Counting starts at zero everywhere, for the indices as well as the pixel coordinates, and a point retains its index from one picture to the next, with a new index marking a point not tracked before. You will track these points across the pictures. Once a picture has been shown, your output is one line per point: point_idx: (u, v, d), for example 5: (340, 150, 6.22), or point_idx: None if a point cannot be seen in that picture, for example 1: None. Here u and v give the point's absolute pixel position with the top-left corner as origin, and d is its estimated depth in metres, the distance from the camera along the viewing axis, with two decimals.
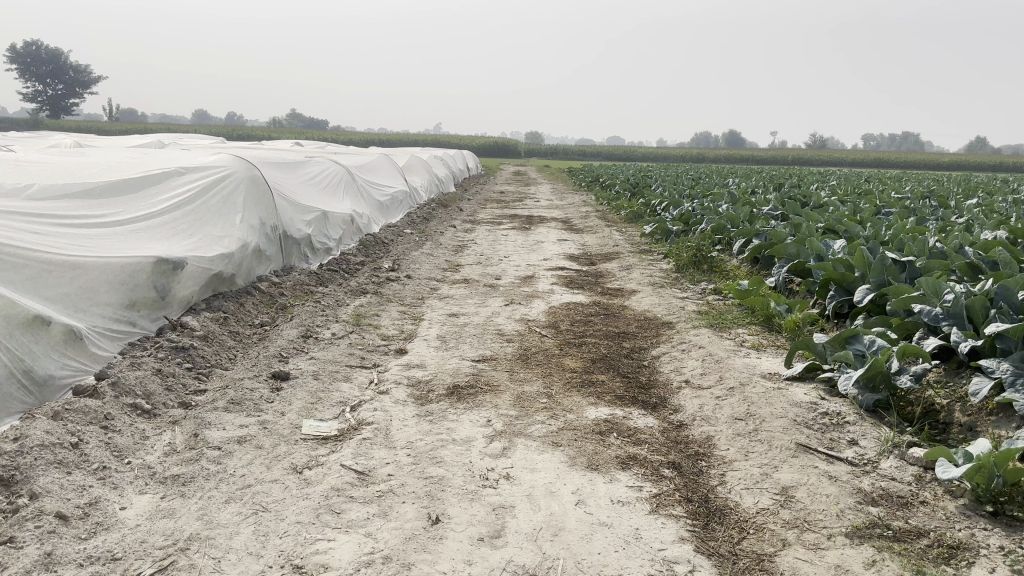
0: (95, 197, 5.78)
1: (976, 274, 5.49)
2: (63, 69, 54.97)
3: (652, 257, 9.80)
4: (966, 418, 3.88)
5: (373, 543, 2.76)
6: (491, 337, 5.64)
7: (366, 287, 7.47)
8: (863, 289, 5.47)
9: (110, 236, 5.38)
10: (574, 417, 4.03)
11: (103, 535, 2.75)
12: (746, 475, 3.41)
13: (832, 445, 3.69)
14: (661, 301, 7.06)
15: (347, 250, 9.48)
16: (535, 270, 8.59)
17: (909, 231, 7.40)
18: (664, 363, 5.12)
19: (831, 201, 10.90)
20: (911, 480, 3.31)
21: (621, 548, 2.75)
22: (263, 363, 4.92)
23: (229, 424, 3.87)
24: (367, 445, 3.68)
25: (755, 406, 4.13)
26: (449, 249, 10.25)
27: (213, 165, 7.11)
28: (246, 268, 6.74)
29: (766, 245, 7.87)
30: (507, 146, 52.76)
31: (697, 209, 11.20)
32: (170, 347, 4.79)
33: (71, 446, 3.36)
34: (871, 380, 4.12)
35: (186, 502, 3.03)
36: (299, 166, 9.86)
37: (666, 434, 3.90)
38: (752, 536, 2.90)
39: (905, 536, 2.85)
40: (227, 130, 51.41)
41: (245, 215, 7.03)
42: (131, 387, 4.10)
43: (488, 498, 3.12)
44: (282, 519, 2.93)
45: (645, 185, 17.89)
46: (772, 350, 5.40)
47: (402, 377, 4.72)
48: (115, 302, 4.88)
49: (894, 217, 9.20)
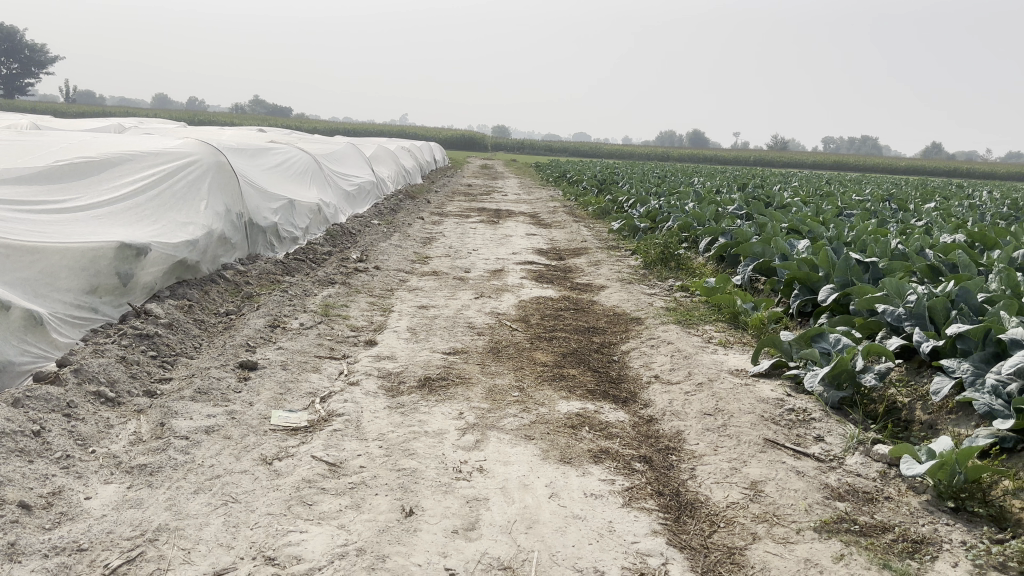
0: (55, 180, 5.62)
1: (937, 276, 5.62)
2: (18, 48, 53.61)
3: (619, 254, 9.86)
4: (928, 416, 3.97)
5: (346, 535, 2.74)
6: (461, 329, 5.63)
7: (334, 278, 7.40)
8: (827, 289, 5.56)
9: (70, 220, 5.24)
10: (547, 410, 4.04)
11: (68, 525, 2.69)
12: (715, 470, 3.45)
13: (798, 441, 3.75)
14: (630, 297, 7.12)
15: (314, 240, 9.38)
16: (503, 264, 8.59)
17: (871, 233, 7.56)
18: (633, 358, 5.16)
19: (794, 202, 11.08)
20: (875, 476, 3.38)
21: (595, 541, 2.77)
22: (230, 352, 4.84)
23: (196, 413, 3.80)
24: (338, 436, 3.65)
25: (724, 402, 4.18)
26: (417, 241, 10.20)
27: (178, 149, 6.97)
28: (210, 255, 6.62)
29: (732, 243, 7.97)
30: (474, 139, 52.59)
31: (663, 207, 11.29)
32: (134, 335, 4.69)
33: (32, 434, 3.28)
34: (836, 378, 4.19)
35: (153, 492, 2.98)
36: (265, 153, 9.72)
37: (636, 428, 3.93)
38: (722, 529, 2.94)
39: (870, 531, 2.91)
40: (189, 116, 50.48)
41: (210, 202, 6.91)
42: (95, 374, 4.01)
43: (461, 490, 3.11)
44: (252, 510, 2.90)
45: (611, 181, 18.02)
46: (739, 346, 5.47)
47: (372, 368, 4.69)
48: (75, 288, 4.76)
49: (856, 218, 9.38)
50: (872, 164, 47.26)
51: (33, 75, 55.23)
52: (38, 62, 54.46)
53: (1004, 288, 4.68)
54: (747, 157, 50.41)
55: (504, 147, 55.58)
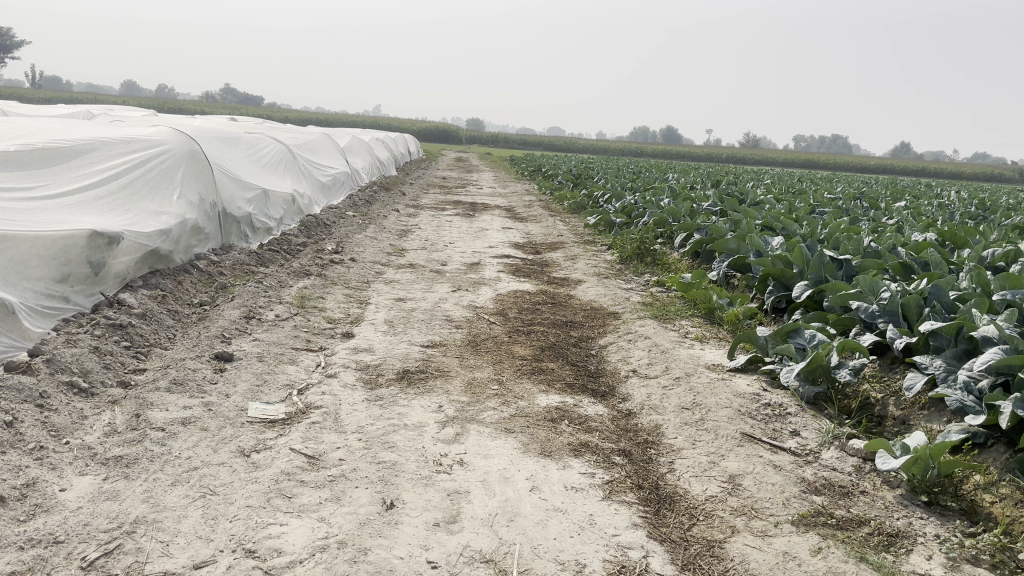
0: (25, 164, 5.49)
1: (908, 274, 5.71)
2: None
3: (595, 248, 9.90)
4: (900, 411, 4.04)
5: (327, 528, 2.72)
6: (439, 322, 5.62)
7: (309, 269, 7.34)
8: (801, 286, 5.62)
9: (40, 208, 5.14)
10: (526, 404, 4.05)
11: (43, 517, 2.64)
12: (694, 464, 3.47)
13: (774, 435, 3.80)
14: (607, 292, 7.14)
15: (288, 231, 9.29)
16: (480, 257, 8.59)
17: (844, 231, 7.66)
18: (611, 353, 5.19)
19: (768, 199, 11.20)
20: (851, 470, 3.43)
21: (576, 534, 2.78)
22: (205, 343, 4.78)
23: (172, 404, 3.75)
24: (316, 429, 3.62)
25: (701, 397, 4.21)
26: (393, 234, 10.15)
27: (151, 137, 6.86)
28: (184, 244, 6.54)
29: (707, 239, 8.04)
30: (450, 131, 52.35)
31: (639, 202, 11.34)
32: (107, 325, 4.62)
33: (4, 424, 3.21)
34: (811, 373, 4.24)
35: (130, 484, 2.94)
36: (239, 142, 9.61)
37: (615, 422, 3.95)
38: (702, 523, 2.96)
39: (846, 525, 2.95)
40: (159, 104, 49.69)
41: (183, 191, 6.82)
42: (68, 364, 3.95)
43: (442, 483, 3.11)
44: (231, 503, 2.87)
45: (587, 176, 18.07)
46: (714, 342, 5.52)
47: (350, 361, 4.66)
48: (47, 277, 4.67)
49: (829, 216, 9.50)
50: (842, 163, 47.87)
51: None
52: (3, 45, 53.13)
53: (974, 286, 4.77)
54: (720, 154, 50.80)
55: (479, 141, 55.48)
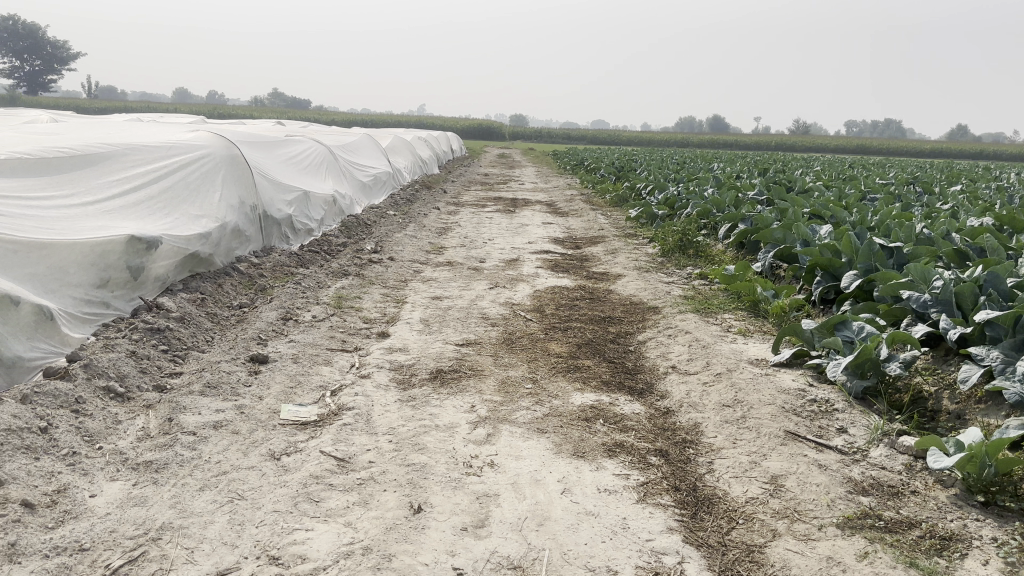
0: (66, 169, 5.59)
1: (963, 261, 5.46)
2: (41, 45, 54.10)
3: (636, 242, 9.74)
4: (955, 406, 3.84)
5: (353, 533, 2.67)
6: (475, 320, 5.55)
7: (348, 269, 7.35)
8: (850, 275, 5.42)
9: (79, 215, 5.20)
10: (560, 403, 3.96)
11: (71, 524, 2.64)
12: (734, 464, 3.34)
13: (820, 433, 3.64)
14: (647, 286, 6.99)
15: (329, 231, 9.33)
16: (519, 253, 8.51)
17: (895, 217, 7.38)
18: (650, 349, 5.06)
19: (816, 186, 10.90)
20: (901, 469, 3.27)
21: (608, 539, 2.68)
22: (241, 345, 4.79)
23: (205, 408, 3.75)
24: (347, 431, 3.58)
25: (743, 393, 4.06)
26: (433, 232, 10.14)
27: (191, 142, 6.93)
28: (224, 247, 6.59)
29: (752, 230, 7.82)
30: (492, 128, 52.36)
31: (682, 193, 11.14)
32: (144, 329, 4.66)
33: (39, 430, 3.24)
34: (859, 366, 4.06)
35: (158, 490, 2.93)
36: (280, 145, 9.69)
37: (652, 421, 3.83)
38: (741, 526, 2.84)
39: (896, 527, 2.80)
40: (208, 110, 50.66)
41: (223, 195, 6.86)
42: (104, 368, 3.98)
43: (472, 486, 3.04)
44: (258, 508, 2.84)
45: (630, 169, 17.86)
46: (759, 335, 5.34)
47: (384, 361, 4.61)
48: (85, 283, 4.73)
49: (880, 202, 9.19)
50: (895, 148, 46.56)
51: (54, 72, 55.78)
52: (57, 57, 54.61)
53: None
54: (767, 143, 49.84)
55: (522, 137, 55.35)
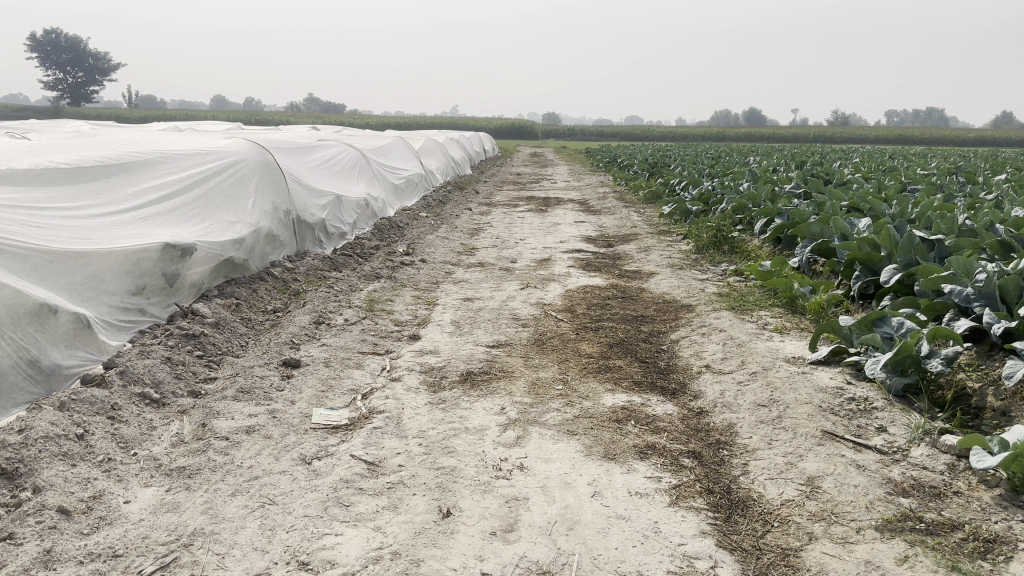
0: (102, 179, 5.70)
1: (1008, 253, 5.31)
2: (83, 57, 55.33)
3: (670, 238, 9.64)
4: (1001, 402, 3.72)
5: (382, 538, 2.67)
6: (505, 321, 5.53)
7: (380, 272, 7.38)
8: (890, 269, 5.29)
9: (115, 224, 5.29)
10: (591, 404, 3.92)
11: (106, 530, 2.68)
12: (770, 465, 3.27)
13: (859, 432, 3.55)
14: (681, 284, 6.91)
15: (362, 235, 9.38)
16: (551, 253, 8.47)
17: (936, 209, 7.20)
18: (683, 348, 4.99)
19: (854, 179, 10.69)
20: (943, 469, 3.17)
21: (639, 543, 2.64)
22: (274, 350, 4.83)
23: (238, 413, 3.79)
24: (378, 434, 3.58)
25: (779, 392, 3.98)
26: (465, 232, 10.14)
27: (224, 149, 7.00)
28: (259, 252, 6.66)
29: (789, 224, 7.68)
30: (525, 128, 52.33)
31: (717, 188, 11.01)
32: (180, 334, 4.72)
33: (76, 437, 3.30)
34: (899, 363, 3.96)
35: (191, 496, 2.96)
36: (313, 150, 9.77)
37: (685, 422, 3.77)
38: (777, 529, 2.77)
39: (938, 530, 2.71)
40: (245, 117, 51.41)
41: (257, 200, 6.93)
42: (140, 375, 4.04)
43: (501, 489, 3.02)
44: (289, 513, 2.85)
45: (663, 164, 17.70)
46: (795, 332, 5.24)
47: (415, 364, 4.61)
48: (121, 291, 4.80)
49: (921, 194, 8.98)
50: (937, 137, 45.49)
51: (96, 83, 57.07)
52: (99, 69, 55.85)
53: None
54: (805, 135, 49.03)
55: (555, 135, 55.21)
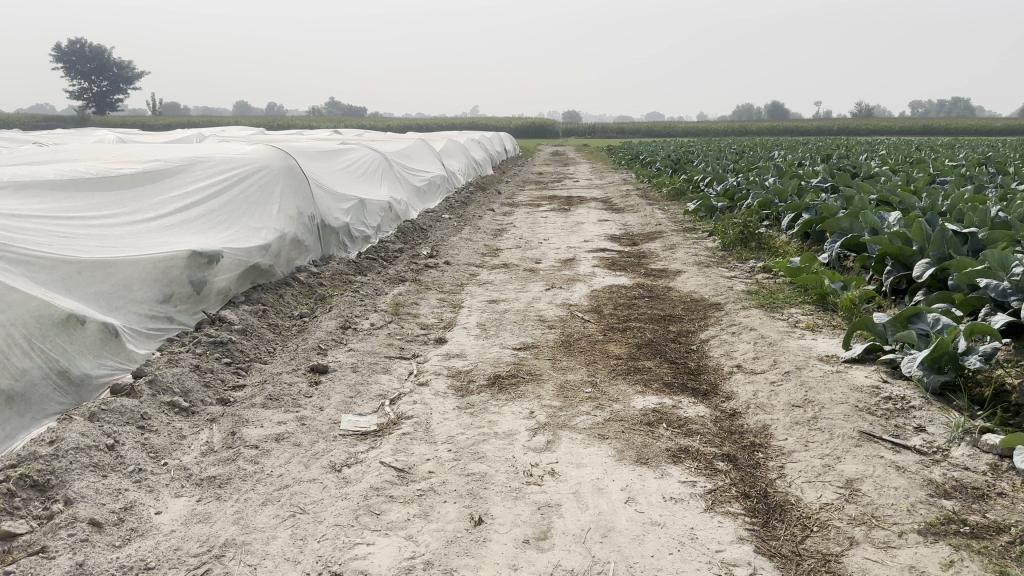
0: (128, 187, 5.74)
1: None
2: (108, 66, 56.11)
3: (695, 236, 9.55)
4: None
5: (414, 547, 2.64)
6: (532, 323, 5.49)
7: (405, 275, 7.37)
8: (922, 264, 5.18)
9: (141, 232, 5.31)
10: (621, 407, 3.87)
11: (137, 542, 2.69)
12: (807, 468, 3.20)
13: (897, 432, 3.46)
14: (708, 282, 6.83)
15: (386, 238, 9.39)
16: (575, 253, 8.41)
17: (968, 201, 7.06)
18: (713, 347, 4.92)
19: (882, 171, 10.52)
20: (986, 469, 3.08)
21: (675, 550, 2.59)
22: (302, 356, 4.83)
23: (267, 421, 3.78)
24: (407, 440, 3.56)
25: (814, 392, 3.91)
26: (488, 233, 10.11)
27: (250, 155, 7.01)
28: (284, 258, 6.67)
29: (817, 219, 7.57)
30: (545, 127, 52.26)
31: (742, 184, 10.90)
32: (207, 342, 4.73)
33: (106, 448, 3.32)
34: (936, 360, 3.86)
35: (221, 505, 2.96)
36: (336, 154, 9.81)
37: (718, 424, 3.71)
38: (816, 534, 2.71)
39: (983, 533, 2.63)
40: (267, 121, 51.80)
41: (282, 206, 6.94)
42: (169, 384, 4.05)
43: (533, 496, 2.98)
44: (320, 522, 2.83)
45: (686, 160, 17.56)
46: (828, 330, 5.14)
47: (442, 367, 4.59)
48: (150, 299, 4.82)
49: (951, 186, 8.82)
50: (965, 127, 44.75)
51: (121, 92, 57.84)
52: (125, 77, 56.59)
53: None
54: (829, 128, 48.48)
55: (575, 133, 55.05)
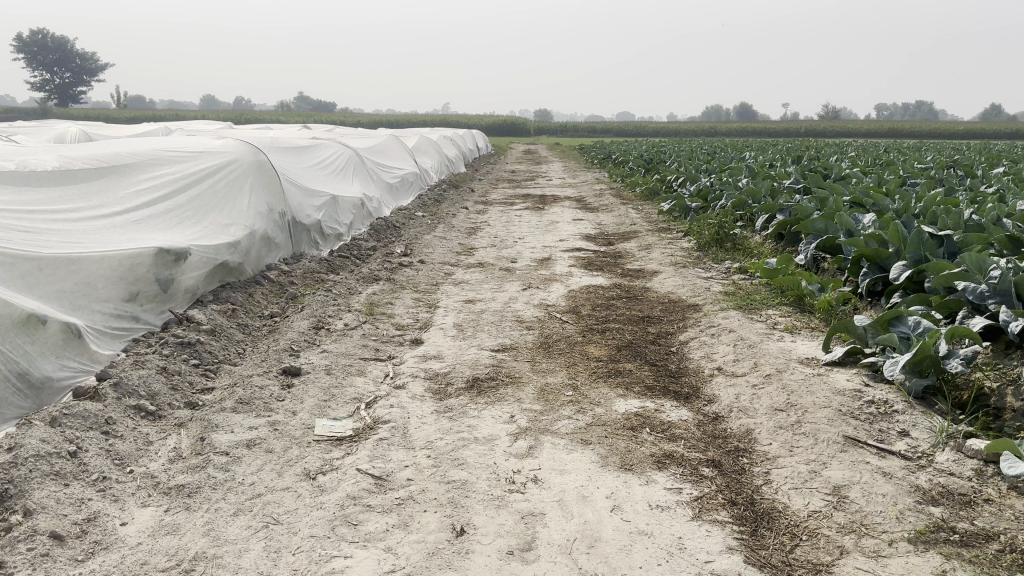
0: (92, 181, 5.55)
1: (1017, 249, 5.20)
2: (70, 58, 54.96)
3: (670, 236, 9.53)
4: (1021, 402, 3.56)
5: (394, 560, 2.54)
6: (510, 324, 5.40)
7: (379, 274, 7.24)
8: (899, 266, 5.17)
9: (105, 228, 5.13)
10: (603, 411, 3.80)
11: (101, 556, 2.56)
12: (793, 474, 3.15)
13: (881, 437, 3.43)
14: (685, 283, 6.79)
15: (358, 235, 9.24)
16: (551, 252, 8.33)
17: (941, 203, 7.10)
18: (693, 349, 4.88)
19: (853, 173, 10.60)
20: (971, 475, 3.05)
21: (664, 561, 2.52)
22: (273, 357, 4.69)
23: (238, 426, 3.64)
24: (384, 446, 3.45)
25: (796, 396, 3.86)
26: (463, 232, 10.00)
27: (219, 149, 6.83)
28: (254, 255, 6.50)
29: (791, 220, 7.57)
30: (517, 126, 52.23)
31: (715, 184, 10.91)
32: (175, 343, 4.57)
33: (68, 455, 3.17)
34: (917, 364, 3.83)
35: (190, 516, 2.83)
36: (307, 150, 9.63)
37: (702, 428, 3.66)
38: (805, 543, 2.66)
39: (973, 541, 2.59)
40: (235, 116, 51.10)
41: (253, 201, 6.76)
42: (134, 387, 3.90)
43: (515, 504, 2.89)
44: (295, 533, 2.72)
45: (659, 160, 17.59)
46: (806, 332, 5.13)
47: (418, 370, 4.48)
48: (115, 298, 4.65)
49: (922, 187, 8.88)
50: (930, 131, 45.51)
51: (84, 84, 56.65)
52: (88, 70, 55.38)
53: None
54: (797, 130, 49.01)
55: (547, 132, 55.03)
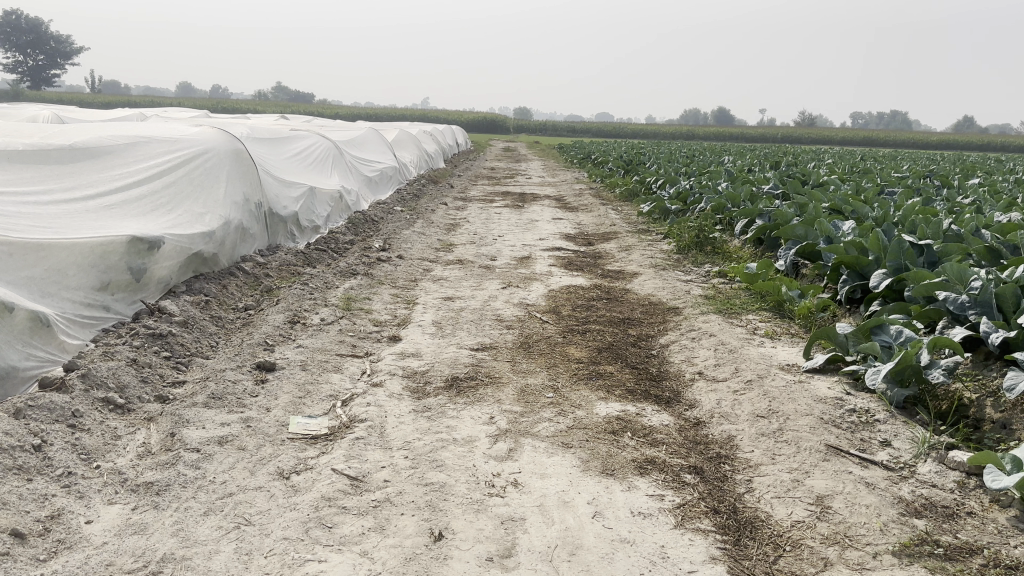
0: (65, 165, 5.41)
1: (996, 259, 5.22)
2: (44, 40, 53.94)
3: (650, 237, 9.52)
4: (1000, 414, 3.56)
5: (370, 565, 2.46)
6: (489, 323, 5.33)
7: (356, 268, 7.14)
8: (878, 275, 5.15)
9: (78, 213, 4.99)
10: (584, 414, 3.74)
11: (65, 556, 2.46)
12: (775, 482, 3.12)
13: (863, 446, 3.41)
14: (665, 285, 6.77)
15: (336, 228, 9.11)
16: (530, 251, 8.27)
17: (919, 212, 7.14)
18: (674, 353, 4.84)
19: (832, 180, 10.66)
20: (953, 487, 3.04)
21: (646, 570, 2.47)
22: (247, 351, 4.58)
23: (209, 422, 3.54)
24: (360, 445, 3.37)
25: (778, 403, 3.83)
26: (441, 228, 9.90)
27: (198, 136, 6.68)
28: (229, 245, 6.36)
29: (771, 225, 7.56)
30: (496, 122, 52.21)
31: (695, 187, 10.92)
32: (146, 334, 4.44)
33: (32, 449, 3.05)
34: (899, 373, 3.82)
35: (159, 515, 2.73)
36: (286, 141, 9.48)
37: (683, 433, 3.61)
38: (788, 554, 2.62)
39: (956, 555, 2.57)
40: (212, 104, 50.44)
41: (229, 190, 6.61)
42: (103, 378, 3.77)
43: (495, 509, 2.83)
44: (267, 535, 2.63)
45: (639, 161, 17.60)
46: (787, 338, 5.11)
47: (396, 367, 4.40)
48: (86, 286, 4.52)
49: (899, 196, 8.93)
50: (905, 141, 46.13)
51: (58, 66, 55.64)
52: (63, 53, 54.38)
53: None
54: (774, 135, 49.43)
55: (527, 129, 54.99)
